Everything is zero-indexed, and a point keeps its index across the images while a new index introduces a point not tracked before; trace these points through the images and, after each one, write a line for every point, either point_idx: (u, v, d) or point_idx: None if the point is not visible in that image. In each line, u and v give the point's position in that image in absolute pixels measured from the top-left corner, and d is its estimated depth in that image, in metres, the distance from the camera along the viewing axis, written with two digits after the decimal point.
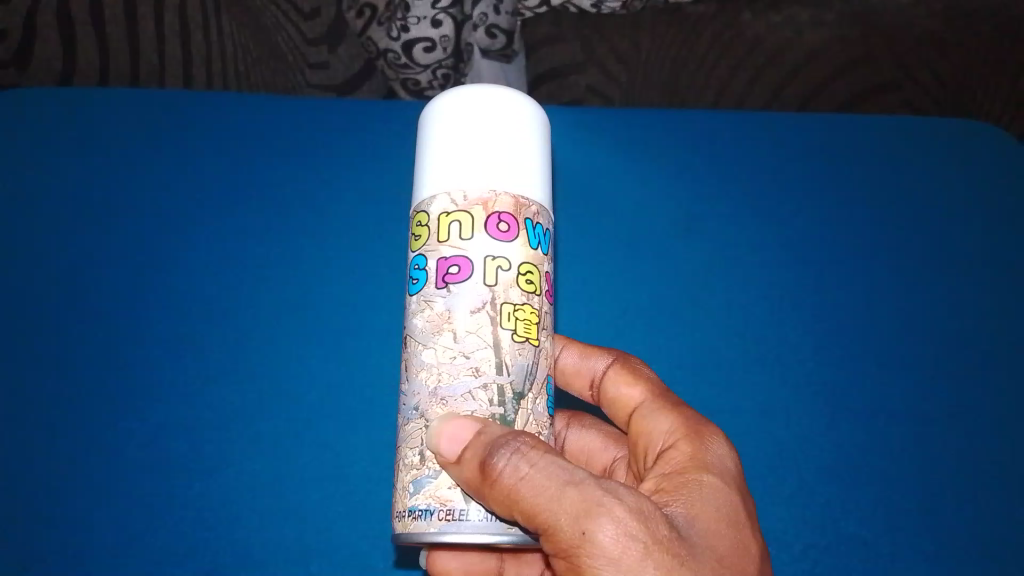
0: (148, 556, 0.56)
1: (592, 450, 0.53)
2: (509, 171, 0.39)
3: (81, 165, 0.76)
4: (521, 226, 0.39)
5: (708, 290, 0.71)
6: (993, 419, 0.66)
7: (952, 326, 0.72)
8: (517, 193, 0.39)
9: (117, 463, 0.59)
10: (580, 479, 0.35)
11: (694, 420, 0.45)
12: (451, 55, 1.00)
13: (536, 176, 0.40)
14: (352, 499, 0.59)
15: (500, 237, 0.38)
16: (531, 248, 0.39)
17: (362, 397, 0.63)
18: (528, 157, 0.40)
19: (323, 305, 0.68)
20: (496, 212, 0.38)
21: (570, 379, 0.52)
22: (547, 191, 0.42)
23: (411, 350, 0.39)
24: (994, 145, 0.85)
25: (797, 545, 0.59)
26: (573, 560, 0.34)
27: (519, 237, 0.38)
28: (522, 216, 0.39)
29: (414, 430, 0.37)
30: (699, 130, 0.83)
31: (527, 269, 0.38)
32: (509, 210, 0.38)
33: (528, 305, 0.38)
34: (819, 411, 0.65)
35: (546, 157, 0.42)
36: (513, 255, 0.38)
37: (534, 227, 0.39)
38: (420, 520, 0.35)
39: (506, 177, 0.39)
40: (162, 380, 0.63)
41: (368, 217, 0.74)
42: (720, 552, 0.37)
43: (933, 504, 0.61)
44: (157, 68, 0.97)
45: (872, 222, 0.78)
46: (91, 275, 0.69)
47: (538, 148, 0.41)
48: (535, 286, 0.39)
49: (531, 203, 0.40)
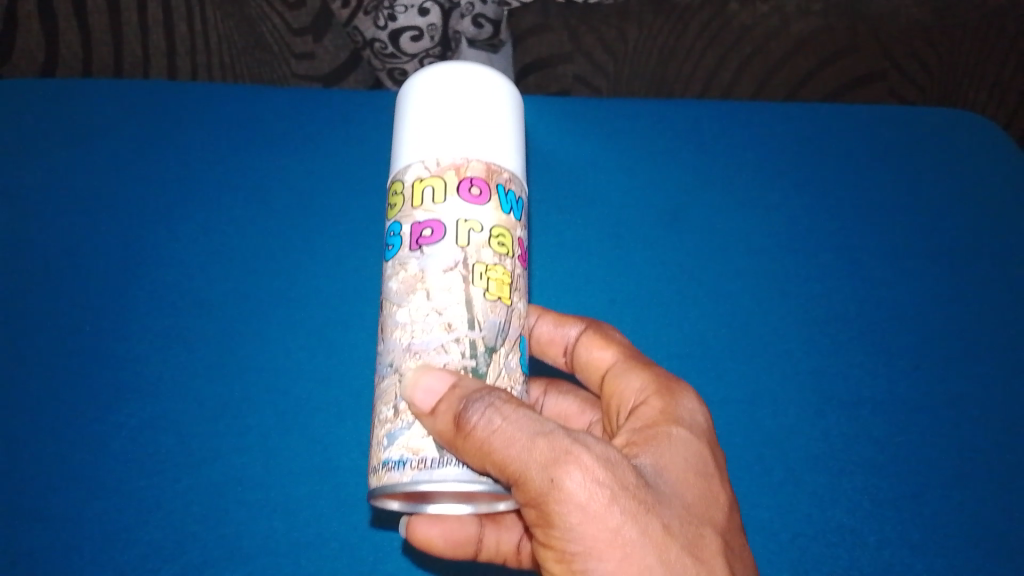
0: (137, 549, 0.55)
1: (570, 414, 0.55)
2: (482, 144, 0.39)
3: (66, 155, 0.75)
4: (493, 191, 0.39)
5: (695, 282, 0.71)
6: (980, 409, 0.66)
7: (939, 315, 0.72)
8: (490, 159, 0.39)
9: (106, 457, 0.59)
10: (550, 430, 0.36)
11: (664, 377, 0.47)
12: (439, 43, 1.03)
13: (510, 147, 0.41)
14: (341, 490, 0.58)
15: (470, 202, 0.38)
16: (503, 212, 0.39)
17: (349, 389, 0.63)
18: (501, 128, 0.40)
19: (311, 296, 0.68)
20: (468, 177, 0.38)
21: (545, 347, 0.54)
22: (522, 163, 0.42)
23: (386, 310, 0.39)
24: (981, 134, 0.85)
25: (785, 534, 0.58)
26: (543, 507, 0.35)
27: (492, 201, 0.38)
28: (494, 181, 0.39)
29: (389, 386, 0.38)
30: (689, 121, 0.83)
31: (499, 232, 0.38)
32: (481, 175, 0.39)
33: (500, 267, 0.38)
34: (806, 402, 0.65)
35: (519, 128, 0.42)
36: (485, 218, 0.38)
37: (504, 193, 0.39)
38: (393, 471, 0.36)
39: (478, 145, 0.39)
40: (150, 370, 0.63)
41: (356, 207, 0.74)
42: (686, 501, 0.39)
43: (920, 494, 0.62)
44: (141, 61, 0.98)
45: (859, 213, 0.78)
46: (80, 268, 0.68)
47: (511, 122, 0.41)
48: (507, 248, 0.39)
49: (503, 170, 0.39)
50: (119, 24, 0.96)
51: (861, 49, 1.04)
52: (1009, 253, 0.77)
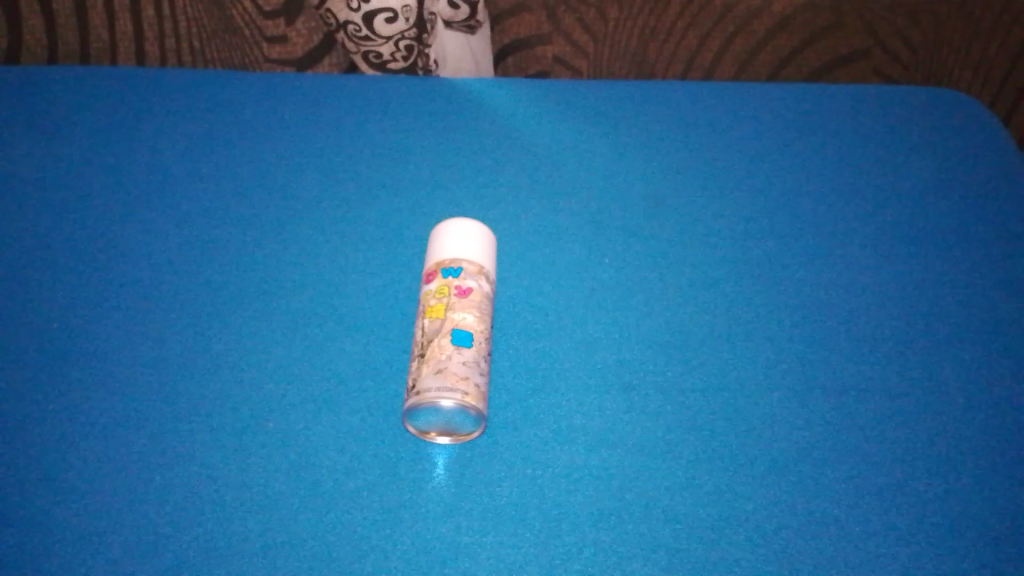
0: (76, 523, 0.50)
1: None
2: (436, 243, 0.61)
3: (35, 149, 0.73)
4: (437, 273, 0.59)
5: (678, 260, 0.69)
6: (987, 372, 0.62)
7: (945, 287, 0.68)
8: (439, 256, 0.60)
9: (52, 430, 0.54)
10: None
11: None
12: (414, 25, 0.93)
13: (450, 243, 0.60)
14: (316, 489, 0.52)
15: (426, 286, 0.59)
16: (444, 279, 0.58)
17: (324, 384, 0.58)
18: (444, 235, 0.61)
19: (285, 284, 0.65)
20: (428, 273, 0.60)
21: None
22: (475, 250, 0.60)
23: None
24: (965, 109, 0.84)
25: (798, 509, 0.53)
26: None
27: (436, 278, 0.59)
28: (439, 266, 0.59)
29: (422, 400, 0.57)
30: (666, 102, 0.83)
31: (440, 288, 0.58)
32: (433, 267, 0.60)
33: (436, 303, 0.57)
34: (803, 367, 0.61)
35: (477, 229, 0.61)
36: (431, 286, 0.58)
37: (446, 269, 0.59)
38: None
39: (433, 254, 0.60)
40: (109, 344, 0.60)
41: (329, 192, 0.72)
42: None
43: (936, 456, 0.57)
44: (108, 46, 0.97)
45: (845, 188, 0.76)
46: (42, 249, 0.66)
47: (460, 225, 0.61)
48: (446, 293, 0.57)
49: (446, 257, 0.59)
50: (85, 8, 0.94)
51: (843, 28, 1.04)
52: (1005, 223, 0.74)
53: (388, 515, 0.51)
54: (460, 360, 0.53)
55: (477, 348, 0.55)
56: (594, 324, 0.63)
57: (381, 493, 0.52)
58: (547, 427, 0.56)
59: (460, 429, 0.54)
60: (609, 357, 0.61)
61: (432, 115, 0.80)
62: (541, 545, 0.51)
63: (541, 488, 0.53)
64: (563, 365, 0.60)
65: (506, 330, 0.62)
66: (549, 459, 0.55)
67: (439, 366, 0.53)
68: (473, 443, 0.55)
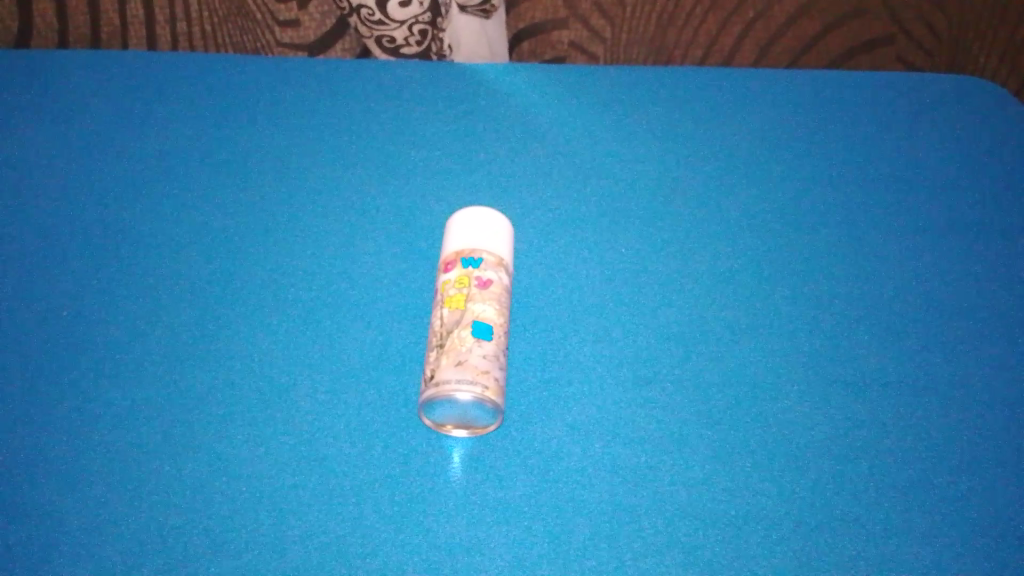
0: (86, 515, 0.49)
1: None
2: (456, 232, 0.60)
3: (47, 135, 0.73)
4: (456, 262, 0.58)
5: (695, 250, 0.67)
6: (1010, 366, 0.61)
7: (967, 279, 0.67)
8: (458, 245, 0.59)
9: (62, 420, 0.54)
10: None
11: None
12: (429, 10, 0.92)
13: (471, 233, 0.59)
14: (326, 481, 0.52)
15: (445, 275, 0.58)
16: (463, 269, 0.57)
17: (335, 375, 0.57)
18: (465, 223, 0.60)
19: (296, 273, 0.64)
20: (446, 262, 0.59)
21: None
22: (495, 243, 0.59)
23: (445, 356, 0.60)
24: (989, 97, 0.82)
25: (817, 510, 0.52)
26: None
27: (455, 268, 0.58)
28: (459, 255, 0.58)
29: None
30: (686, 91, 0.81)
31: (459, 278, 0.57)
32: (452, 256, 0.59)
33: (455, 293, 0.56)
34: (821, 362, 0.60)
35: (497, 220, 0.60)
36: (450, 276, 0.57)
37: (465, 259, 0.58)
38: None
39: (452, 242, 0.60)
40: (120, 333, 0.59)
41: (340, 179, 0.71)
42: None
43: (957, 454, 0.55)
44: (119, 30, 0.97)
45: (866, 177, 0.74)
46: (53, 237, 0.65)
47: (481, 214, 0.60)
48: (465, 284, 0.56)
49: (466, 247, 0.58)
50: None
51: (866, 15, 1.02)
52: None
53: (400, 509, 0.51)
54: (480, 353, 0.52)
55: (497, 342, 0.54)
56: (610, 316, 0.62)
57: (393, 487, 0.52)
58: (562, 421, 0.55)
59: (475, 422, 0.54)
60: (625, 348, 0.60)
61: (445, 101, 0.78)
62: (555, 542, 0.50)
63: (555, 483, 0.52)
64: (578, 357, 0.59)
65: (520, 322, 0.61)
66: (564, 452, 0.54)
67: (460, 359, 0.52)
68: (487, 437, 0.54)
